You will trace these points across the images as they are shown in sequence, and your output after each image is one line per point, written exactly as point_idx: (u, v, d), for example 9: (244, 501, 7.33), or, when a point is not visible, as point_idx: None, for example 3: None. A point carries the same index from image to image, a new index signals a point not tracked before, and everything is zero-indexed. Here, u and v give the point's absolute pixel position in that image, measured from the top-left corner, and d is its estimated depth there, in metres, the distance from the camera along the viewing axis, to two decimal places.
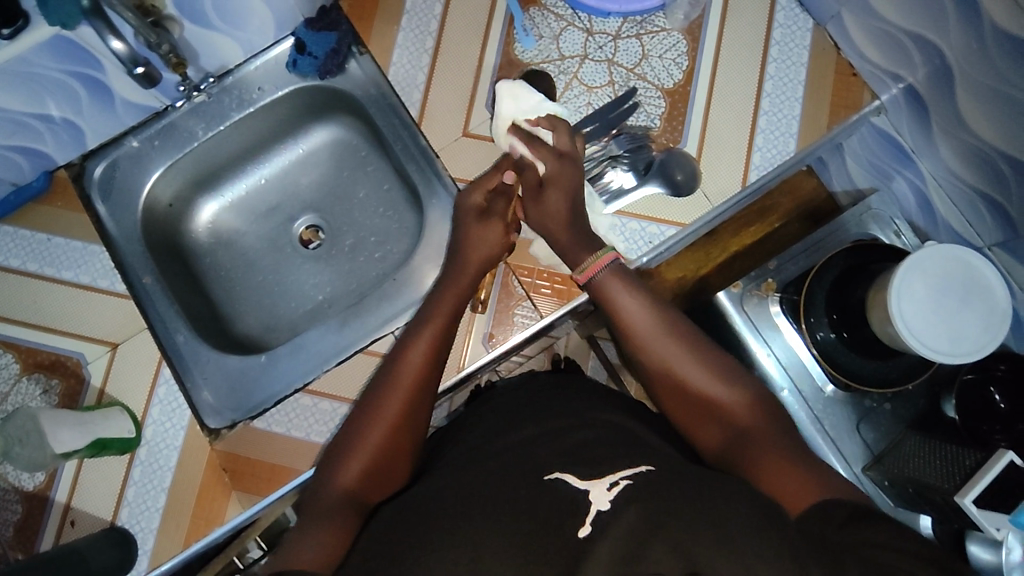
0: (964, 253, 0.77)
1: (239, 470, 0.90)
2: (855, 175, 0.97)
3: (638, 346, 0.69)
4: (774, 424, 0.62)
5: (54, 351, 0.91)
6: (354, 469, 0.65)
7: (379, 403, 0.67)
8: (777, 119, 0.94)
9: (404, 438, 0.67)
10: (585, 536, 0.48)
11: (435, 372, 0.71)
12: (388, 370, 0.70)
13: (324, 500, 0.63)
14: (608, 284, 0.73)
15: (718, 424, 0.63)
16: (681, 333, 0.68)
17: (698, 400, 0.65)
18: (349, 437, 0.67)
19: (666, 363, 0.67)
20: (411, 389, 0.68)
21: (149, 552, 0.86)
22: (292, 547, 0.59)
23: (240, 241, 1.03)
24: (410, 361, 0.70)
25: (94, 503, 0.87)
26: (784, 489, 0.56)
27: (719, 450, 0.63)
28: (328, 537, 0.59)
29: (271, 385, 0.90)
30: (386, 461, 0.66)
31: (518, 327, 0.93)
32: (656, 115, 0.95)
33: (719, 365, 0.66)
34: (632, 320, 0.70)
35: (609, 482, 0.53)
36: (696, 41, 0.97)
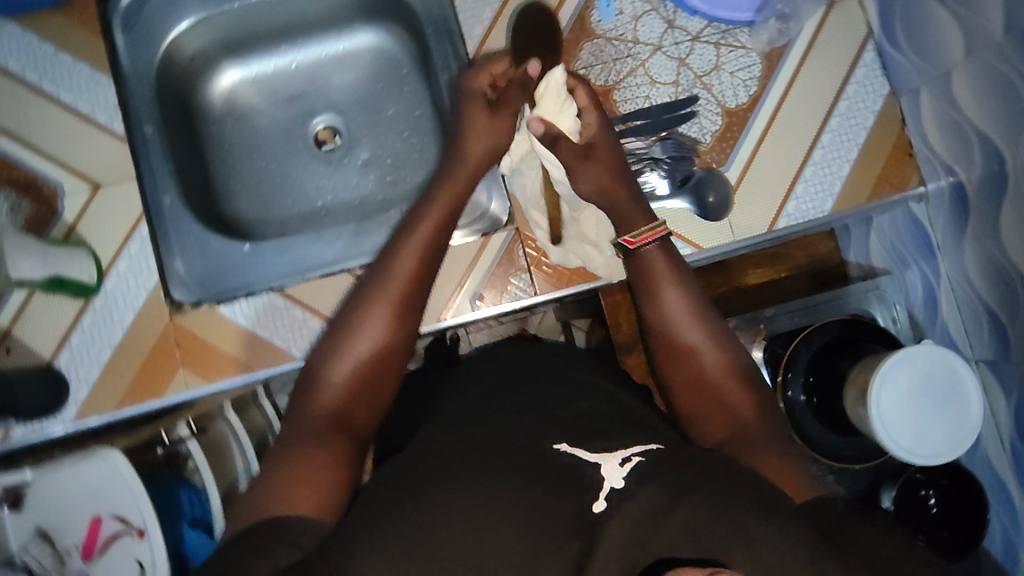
0: (956, 362, 0.78)
1: (191, 349, 0.86)
2: (873, 253, 1.01)
3: (671, 326, 0.69)
4: (766, 420, 0.65)
5: (32, 172, 0.86)
6: (339, 382, 0.63)
7: (363, 317, 0.66)
8: (823, 173, 0.92)
9: (389, 353, 0.66)
10: (598, 511, 0.54)
11: (418, 296, 0.70)
12: (370, 288, 0.69)
13: (306, 421, 0.61)
14: (654, 258, 0.72)
15: (723, 412, 0.65)
16: (712, 326, 0.69)
17: (712, 390, 0.66)
18: (325, 361, 0.65)
19: (693, 347, 0.68)
20: (399, 301, 0.68)
21: (79, 402, 0.84)
22: (279, 476, 0.56)
23: (253, 118, 0.98)
24: (399, 274, 0.69)
25: (35, 337, 0.84)
26: (784, 479, 0.59)
27: (710, 429, 0.66)
28: (309, 475, 0.56)
29: (247, 276, 0.87)
30: (370, 379, 0.65)
31: (508, 297, 0.91)
32: (710, 130, 0.92)
33: (735, 365, 0.67)
34: (668, 301, 0.70)
35: (622, 458, 0.57)
36: (772, 69, 0.93)
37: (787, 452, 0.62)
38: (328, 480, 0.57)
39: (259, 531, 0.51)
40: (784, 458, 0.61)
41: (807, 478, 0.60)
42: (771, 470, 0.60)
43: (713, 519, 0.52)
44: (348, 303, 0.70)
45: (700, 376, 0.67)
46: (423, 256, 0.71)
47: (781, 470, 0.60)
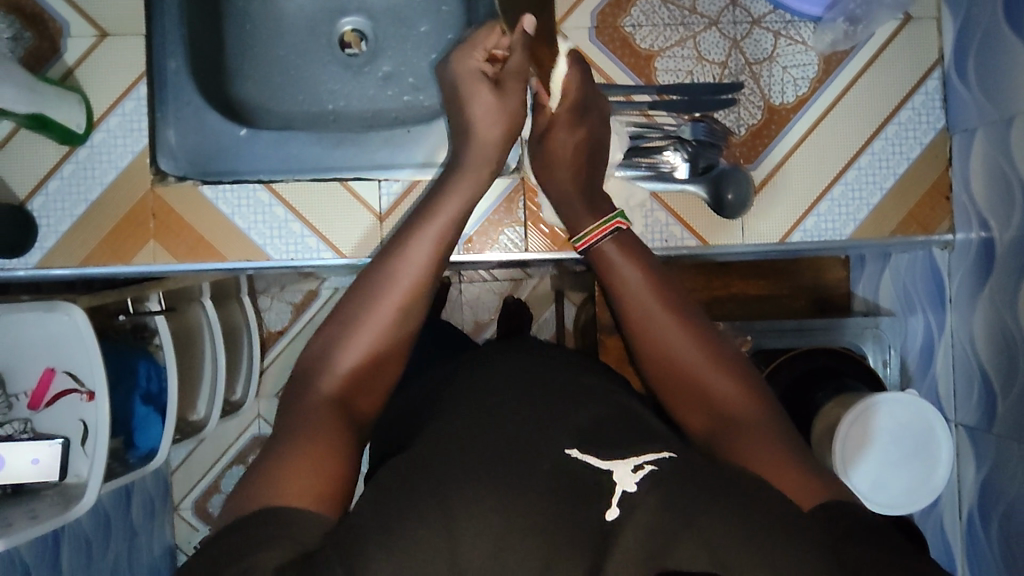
0: (934, 417, 0.75)
1: (167, 225, 0.84)
2: (883, 291, 0.98)
3: (640, 324, 0.62)
4: (756, 409, 0.56)
5: (40, 4, 0.82)
6: (343, 372, 0.56)
7: (372, 301, 0.60)
8: (853, 195, 0.87)
9: (393, 340, 0.59)
10: (612, 519, 0.44)
11: (428, 284, 0.63)
12: (375, 272, 0.62)
13: (307, 411, 0.54)
14: (607, 251, 0.69)
15: (707, 406, 0.57)
16: (682, 316, 0.62)
17: (692, 384, 0.58)
18: (327, 350, 0.58)
19: (666, 343, 0.60)
20: (409, 286, 0.61)
21: (45, 251, 0.82)
22: (272, 468, 0.48)
23: (282, 6, 0.93)
24: (413, 255, 0.62)
25: (12, 174, 0.81)
26: (784, 476, 0.50)
27: (699, 431, 0.57)
28: (307, 458, 0.49)
29: (238, 163, 0.85)
30: (374, 370, 0.58)
31: (497, 247, 0.87)
32: (746, 123, 0.87)
33: (713, 350, 0.59)
34: (631, 296, 0.64)
35: (633, 465, 0.47)
36: (827, 75, 0.87)
37: (790, 444, 0.53)
38: (330, 472, 0.49)
39: (266, 522, 0.44)
40: (784, 451, 0.52)
41: (811, 475, 0.50)
42: (768, 468, 0.51)
43: (754, 552, 0.41)
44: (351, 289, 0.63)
45: (679, 367, 0.59)
46: (438, 243, 0.64)
47: (776, 465, 0.51)
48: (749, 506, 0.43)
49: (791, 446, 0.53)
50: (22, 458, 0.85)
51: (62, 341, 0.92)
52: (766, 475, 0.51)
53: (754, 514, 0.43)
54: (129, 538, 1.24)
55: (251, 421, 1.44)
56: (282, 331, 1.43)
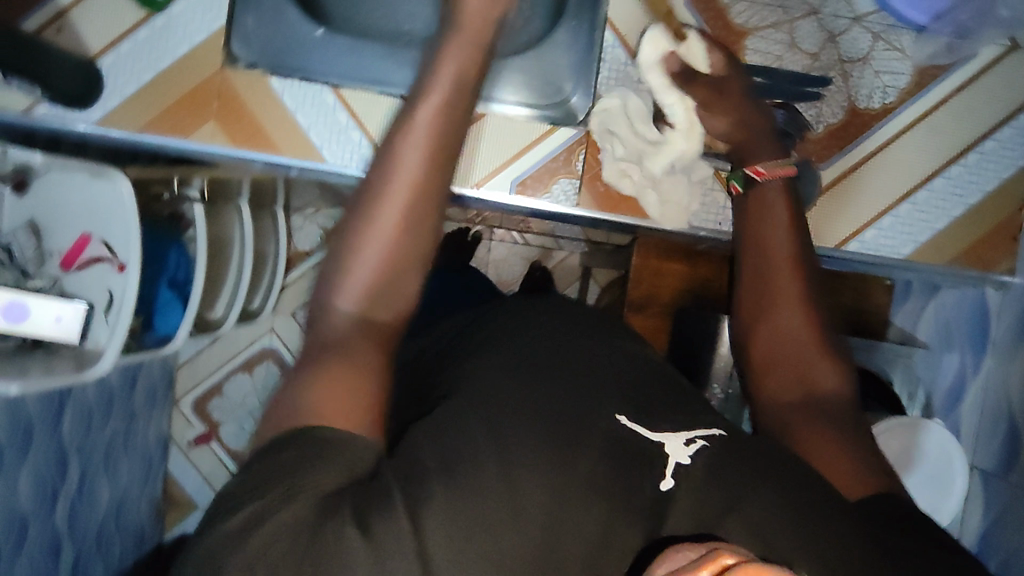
0: (953, 450, 0.75)
1: (229, 108, 0.83)
2: (922, 324, 0.95)
3: (768, 279, 0.60)
4: (841, 398, 0.54)
5: None
6: (359, 289, 0.47)
7: (376, 198, 0.49)
8: (919, 216, 0.85)
9: (408, 240, 0.48)
10: (667, 489, 0.45)
11: (443, 175, 0.51)
12: (369, 186, 0.50)
13: (327, 339, 0.46)
14: (772, 197, 0.64)
15: (796, 377, 0.56)
16: (810, 287, 0.60)
17: (790, 354, 0.57)
18: (336, 271, 0.48)
19: (784, 306, 0.58)
20: (416, 179, 0.49)
21: (106, 110, 0.83)
22: (304, 387, 0.43)
23: None
24: (416, 137, 0.50)
25: (88, 29, 0.81)
26: (842, 469, 0.49)
27: (778, 398, 0.56)
28: (340, 387, 0.43)
29: (312, 62, 0.86)
30: (394, 278, 0.48)
31: (548, 195, 0.86)
32: (826, 121, 0.84)
33: (822, 329, 0.58)
34: (774, 250, 0.61)
35: (686, 438, 0.47)
36: (919, 88, 0.84)
37: (859, 438, 0.52)
38: (350, 387, 0.43)
39: (292, 441, 0.40)
40: (855, 445, 0.50)
41: (874, 469, 0.49)
42: (826, 454, 0.50)
43: (806, 531, 0.42)
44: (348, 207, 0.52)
45: (778, 332, 0.58)
46: (435, 137, 0.50)
47: (835, 456, 0.50)
48: (795, 488, 0.44)
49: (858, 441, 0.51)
50: (48, 316, 0.83)
51: (104, 207, 0.92)
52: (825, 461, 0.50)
53: (799, 495, 0.44)
54: (128, 420, 1.24)
55: (262, 333, 1.45)
56: (308, 253, 1.43)
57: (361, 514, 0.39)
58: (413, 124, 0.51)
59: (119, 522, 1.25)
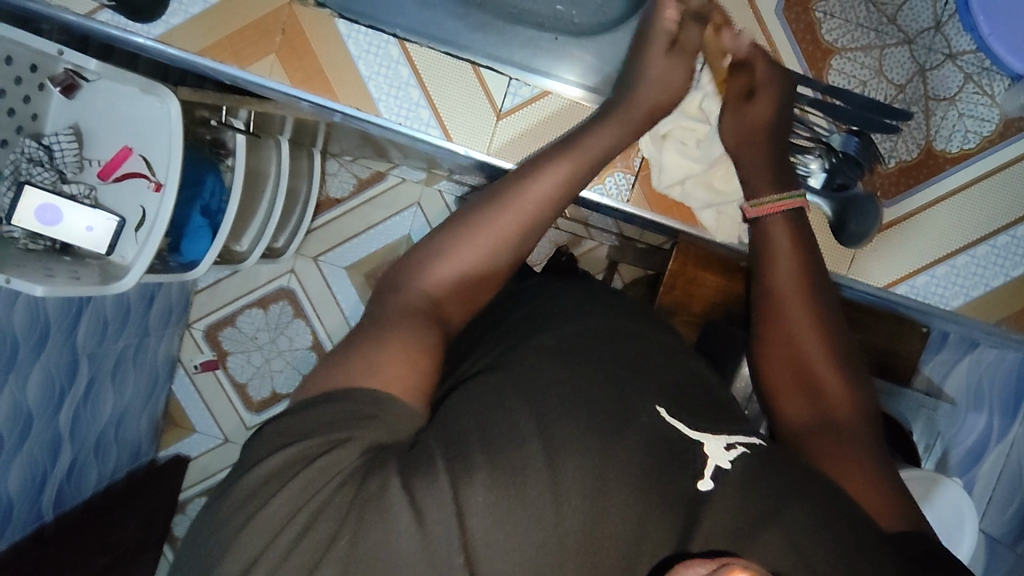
0: (965, 504, 0.72)
1: (292, 44, 0.82)
2: (952, 378, 0.90)
3: (773, 307, 0.58)
4: (864, 424, 0.53)
5: None
6: (444, 270, 0.50)
7: (488, 213, 0.52)
8: (975, 271, 0.82)
9: (502, 255, 0.52)
10: (705, 490, 0.43)
11: (544, 227, 0.54)
12: (486, 201, 0.53)
13: (400, 299, 0.48)
14: (775, 227, 0.62)
15: (813, 405, 0.54)
16: (823, 313, 0.57)
17: (806, 384, 0.55)
18: (429, 253, 0.51)
19: (796, 335, 0.56)
20: (529, 212, 0.53)
21: (169, 27, 0.81)
22: (355, 352, 0.43)
23: None
24: (538, 180, 0.54)
25: None
26: (870, 499, 0.48)
27: (795, 426, 0.55)
28: (405, 355, 0.43)
29: (378, 13, 0.82)
30: (478, 281, 0.51)
31: (601, 188, 0.86)
32: (898, 158, 0.81)
33: (840, 354, 0.56)
34: (780, 279, 0.59)
35: (726, 443, 0.46)
36: (1002, 138, 0.80)
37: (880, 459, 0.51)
38: (415, 360, 0.43)
39: (332, 398, 0.40)
40: (881, 475, 0.49)
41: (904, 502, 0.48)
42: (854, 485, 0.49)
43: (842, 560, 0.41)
44: (460, 209, 0.55)
45: (794, 352, 0.56)
46: (566, 183, 0.54)
47: (865, 478, 0.49)
48: (833, 509, 0.43)
49: (886, 465, 0.50)
50: (79, 225, 0.86)
51: (149, 124, 0.91)
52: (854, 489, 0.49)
53: (840, 517, 0.43)
54: (141, 336, 1.25)
55: (281, 272, 1.44)
56: (339, 202, 1.41)
57: (414, 473, 0.38)
58: (542, 164, 0.56)
59: (118, 433, 1.26)
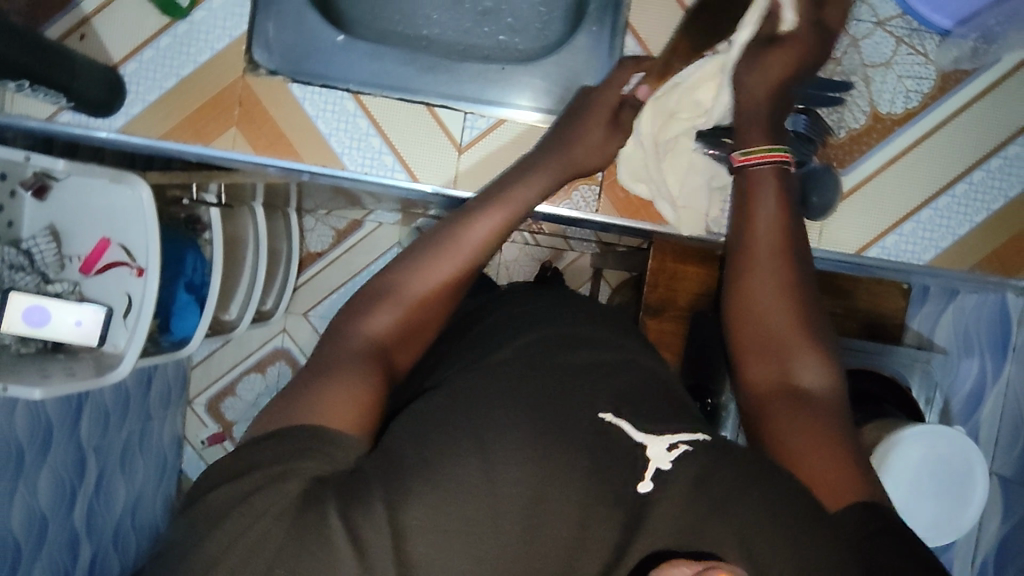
0: (975, 458, 0.74)
1: (250, 115, 0.84)
2: (941, 326, 0.91)
3: (746, 275, 0.58)
4: (827, 394, 0.53)
5: None
6: (386, 319, 0.52)
7: (424, 262, 0.55)
8: (939, 222, 0.85)
9: (442, 301, 0.55)
10: (644, 492, 0.43)
11: (478, 273, 0.57)
12: (428, 245, 0.56)
13: (343, 346, 0.49)
14: (762, 181, 0.60)
15: (780, 374, 0.54)
16: (794, 281, 0.57)
17: (774, 351, 0.55)
18: (368, 304, 0.52)
19: (766, 302, 0.56)
20: (465, 260, 0.56)
21: (129, 117, 0.84)
22: (315, 397, 0.44)
23: None
24: (475, 229, 0.57)
25: (111, 37, 0.82)
26: (823, 474, 0.47)
27: (759, 396, 0.55)
28: (350, 397, 0.45)
29: (330, 70, 0.84)
30: (419, 322, 0.53)
31: (569, 203, 0.89)
32: (847, 127, 0.84)
33: (808, 322, 0.56)
34: (756, 245, 0.59)
35: (669, 444, 0.45)
36: (942, 93, 0.84)
37: (840, 430, 0.50)
38: (358, 403, 0.45)
39: (289, 437, 0.41)
40: (838, 445, 0.49)
41: (864, 482, 0.47)
42: (806, 459, 0.48)
43: (793, 550, 0.41)
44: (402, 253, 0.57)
45: (764, 318, 0.56)
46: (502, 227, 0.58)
47: (820, 450, 0.48)
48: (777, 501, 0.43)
49: (844, 435, 0.50)
50: (67, 318, 0.87)
51: (123, 213, 0.92)
52: (807, 462, 0.48)
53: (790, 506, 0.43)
54: (143, 421, 1.25)
55: (274, 334, 1.45)
56: (321, 255, 1.43)
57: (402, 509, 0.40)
58: (473, 207, 0.60)
59: (134, 521, 1.26)
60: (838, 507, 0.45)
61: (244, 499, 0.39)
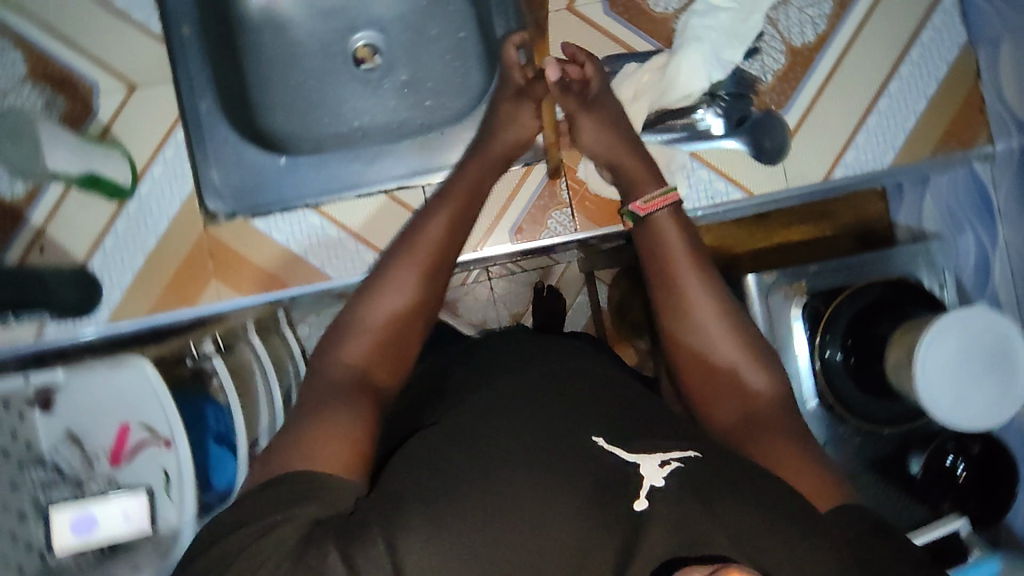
0: (1009, 327, 0.75)
1: (227, 262, 0.86)
2: (926, 214, 0.92)
3: (680, 312, 0.61)
4: (784, 404, 0.58)
5: (68, 68, 0.82)
6: (362, 342, 0.56)
7: (389, 277, 0.60)
8: (886, 124, 0.88)
9: (417, 313, 0.59)
10: (642, 510, 0.44)
11: (442, 274, 0.62)
12: (387, 266, 0.61)
13: (328, 376, 0.54)
14: (666, 227, 0.65)
15: (735, 399, 0.58)
16: (724, 304, 0.61)
17: (724, 376, 0.59)
18: (341, 333, 0.57)
19: (707, 333, 0.60)
20: (427, 268, 0.61)
21: (112, 305, 0.84)
22: (305, 448, 0.47)
23: (291, 29, 0.94)
24: (430, 233, 0.63)
25: (69, 238, 0.83)
26: (803, 486, 0.51)
27: (724, 424, 0.58)
28: (338, 444, 0.48)
29: (284, 191, 0.85)
30: (398, 337, 0.58)
31: (548, 232, 0.89)
32: (771, 70, 0.87)
33: (750, 338, 0.60)
34: (681, 278, 0.62)
35: (660, 459, 0.47)
36: (844, 8, 0.88)
37: (804, 437, 0.55)
38: (352, 436, 0.49)
39: (287, 489, 0.44)
40: (806, 453, 0.53)
41: (839, 486, 0.51)
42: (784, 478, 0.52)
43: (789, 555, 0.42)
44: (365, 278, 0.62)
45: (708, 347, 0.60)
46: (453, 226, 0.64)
47: (793, 464, 0.52)
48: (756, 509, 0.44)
49: (807, 441, 0.55)
50: (115, 523, 0.78)
51: None
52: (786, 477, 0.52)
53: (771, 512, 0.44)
54: None
55: None
56: None
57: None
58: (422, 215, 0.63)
59: None
60: (827, 513, 0.48)
61: (238, 554, 0.41)
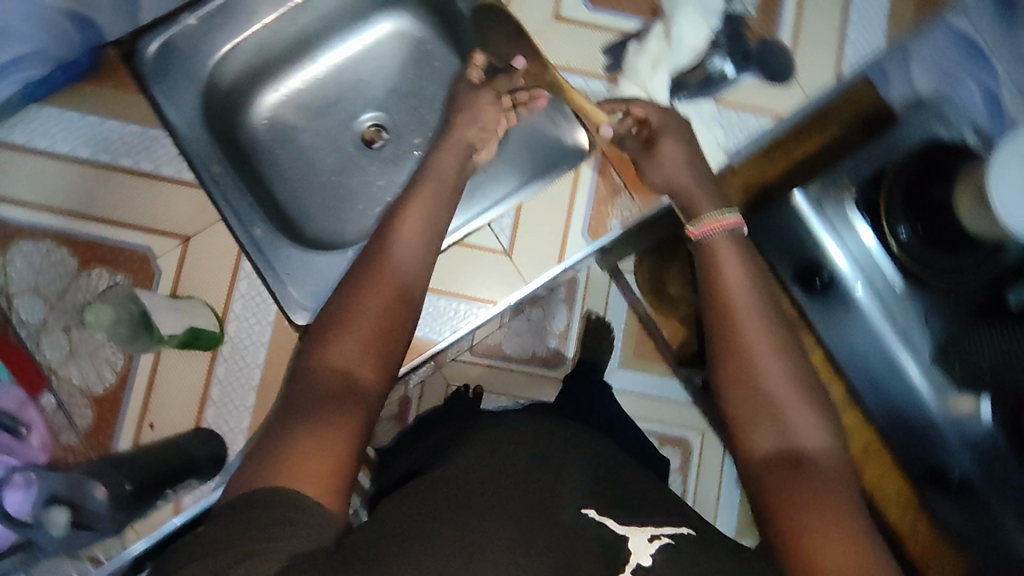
0: None
1: None
2: (918, 81, 0.95)
3: (730, 334, 0.61)
4: (837, 463, 0.55)
5: (115, 244, 0.82)
6: (347, 344, 0.59)
7: (371, 281, 0.62)
8: (868, 12, 0.95)
9: (405, 312, 0.62)
10: None
11: (422, 277, 0.65)
12: (364, 274, 0.64)
13: (306, 388, 0.57)
14: (721, 245, 0.67)
15: (779, 433, 0.57)
16: (780, 335, 0.61)
17: (775, 411, 0.57)
18: (323, 341, 0.60)
19: (761, 366, 0.59)
20: (407, 272, 0.64)
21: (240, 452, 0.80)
22: (288, 458, 0.51)
23: (297, 136, 0.96)
24: (409, 236, 0.67)
25: (170, 408, 0.81)
26: (829, 568, 0.47)
27: (759, 456, 0.57)
28: (321, 465, 0.51)
29: None
30: (382, 342, 0.60)
31: (617, 220, 0.88)
32: (751, 4, 0.94)
33: (809, 385, 0.59)
34: (730, 285, 0.63)
35: (649, 534, 0.52)
36: None
37: (858, 516, 0.51)
38: (324, 460, 0.52)
39: (259, 501, 0.47)
40: (857, 531, 0.49)
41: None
42: (816, 538, 0.49)
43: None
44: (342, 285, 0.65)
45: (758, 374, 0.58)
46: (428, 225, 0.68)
47: (843, 534, 0.49)
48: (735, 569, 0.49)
49: (858, 511, 0.52)
50: None
51: None
52: (835, 547, 0.48)
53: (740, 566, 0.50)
54: None
55: None
56: None
57: None
58: (425, 247, 0.67)
59: None
60: None
61: (228, 571, 0.43)
